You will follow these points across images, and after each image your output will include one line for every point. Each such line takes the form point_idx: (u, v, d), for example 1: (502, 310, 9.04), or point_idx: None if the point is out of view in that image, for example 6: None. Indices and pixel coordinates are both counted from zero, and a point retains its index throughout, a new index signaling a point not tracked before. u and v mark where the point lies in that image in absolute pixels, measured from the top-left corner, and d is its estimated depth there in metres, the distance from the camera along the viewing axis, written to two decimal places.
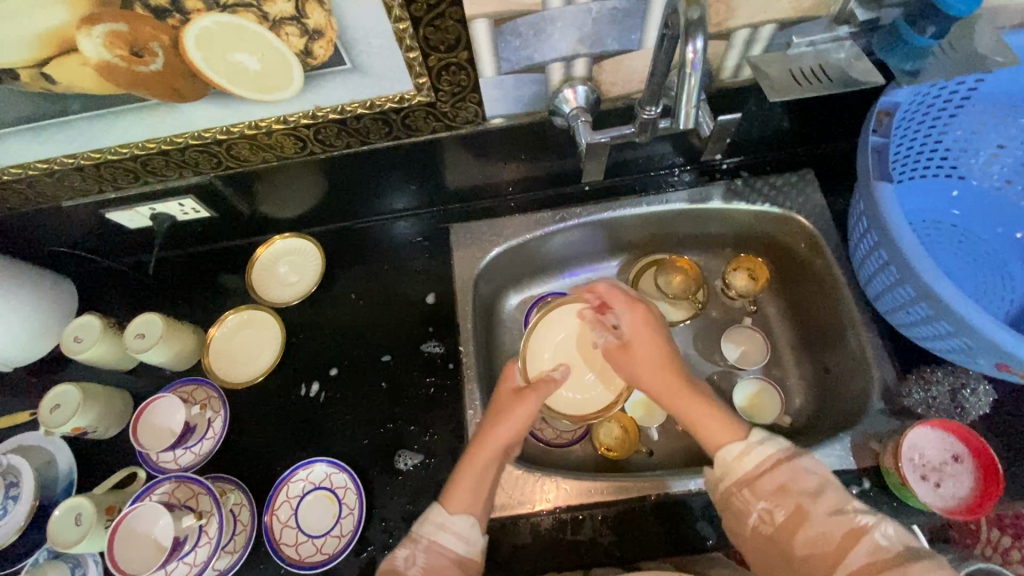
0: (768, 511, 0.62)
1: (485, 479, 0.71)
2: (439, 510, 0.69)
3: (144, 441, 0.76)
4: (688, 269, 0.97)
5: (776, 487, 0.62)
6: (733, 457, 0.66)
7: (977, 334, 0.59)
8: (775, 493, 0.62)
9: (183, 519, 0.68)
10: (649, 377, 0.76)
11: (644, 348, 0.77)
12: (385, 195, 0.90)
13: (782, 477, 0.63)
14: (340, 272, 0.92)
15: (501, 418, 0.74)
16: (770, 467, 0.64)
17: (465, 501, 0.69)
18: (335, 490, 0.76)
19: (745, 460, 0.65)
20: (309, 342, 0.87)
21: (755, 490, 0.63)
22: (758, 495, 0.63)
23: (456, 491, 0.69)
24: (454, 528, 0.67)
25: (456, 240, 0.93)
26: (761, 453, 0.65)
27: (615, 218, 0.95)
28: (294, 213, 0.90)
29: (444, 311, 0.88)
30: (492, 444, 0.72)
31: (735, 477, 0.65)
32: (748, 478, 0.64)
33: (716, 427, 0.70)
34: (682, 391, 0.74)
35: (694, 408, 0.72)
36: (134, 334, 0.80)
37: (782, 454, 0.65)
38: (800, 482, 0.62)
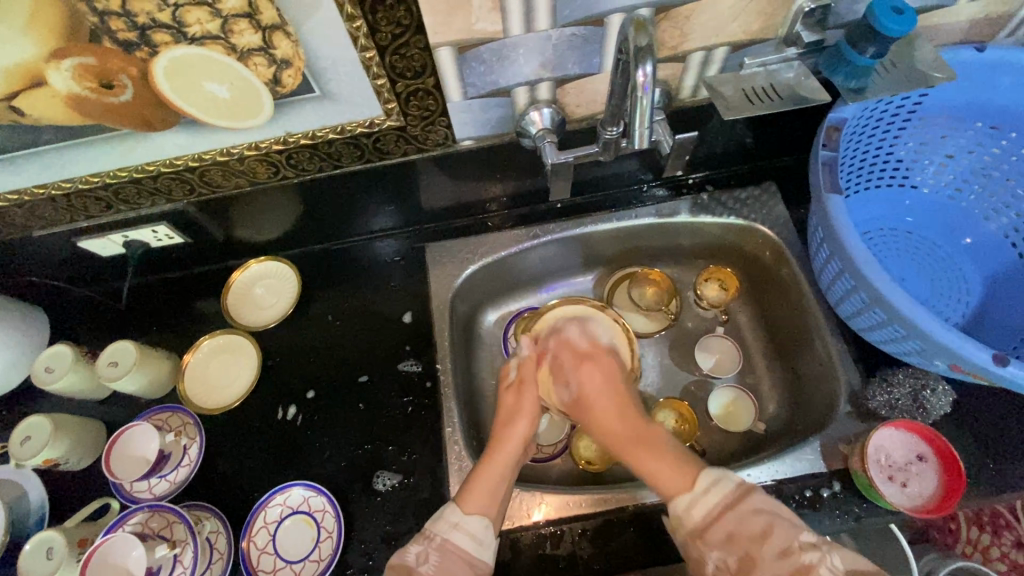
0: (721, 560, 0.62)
1: (500, 482, 0.72)
2: (454, 510, 0.69)
3: (116, 471, 0.75)
4: (660, 281, 1.00)
5: (727, 536, 0.62)
6: (683, 508, 0.65)
7: (928, 337, 0.61)
8: (724, 543, 0.62)
9: (157, 550, 0.67)
10: (600, 400, 0.77)
11: (597, 401, 0.77)
12: (361, 216, 0.91)
13: (738, 520, 0.62)
14: (317, 294, 0.93)
15: (510, 424, 0.78)
16: (721, 515, 0.63)
17: (480, 502, 0.69)
18: (314, 514, 0.75)
19: (694, 511, 0.64)
20: (287, 366, 0.87)
21: (709, 540, 0.63)
22: (718, 533, 0.62)
23: (474, 490, 0.70)
24: (467, 528, 0.67)
25: (432, 260, 0.94)
26: (718, 492, 0.65)
27: (587, 233, 0.97)
28: (270, 237, 0.91)
29: (421, 330, 0.89)
30: (512, 441, 0.76)
31: (689, 528, 0.64)
32: (699, 528, 0.64)
33: (673, 475, 0.67)
34: (634, 440, 0.72)
35: (651, 461, 0.69)
36: (106, 362, 0.80)
37: (734, 490, 0.65)
38: (752, 525, 0.62)
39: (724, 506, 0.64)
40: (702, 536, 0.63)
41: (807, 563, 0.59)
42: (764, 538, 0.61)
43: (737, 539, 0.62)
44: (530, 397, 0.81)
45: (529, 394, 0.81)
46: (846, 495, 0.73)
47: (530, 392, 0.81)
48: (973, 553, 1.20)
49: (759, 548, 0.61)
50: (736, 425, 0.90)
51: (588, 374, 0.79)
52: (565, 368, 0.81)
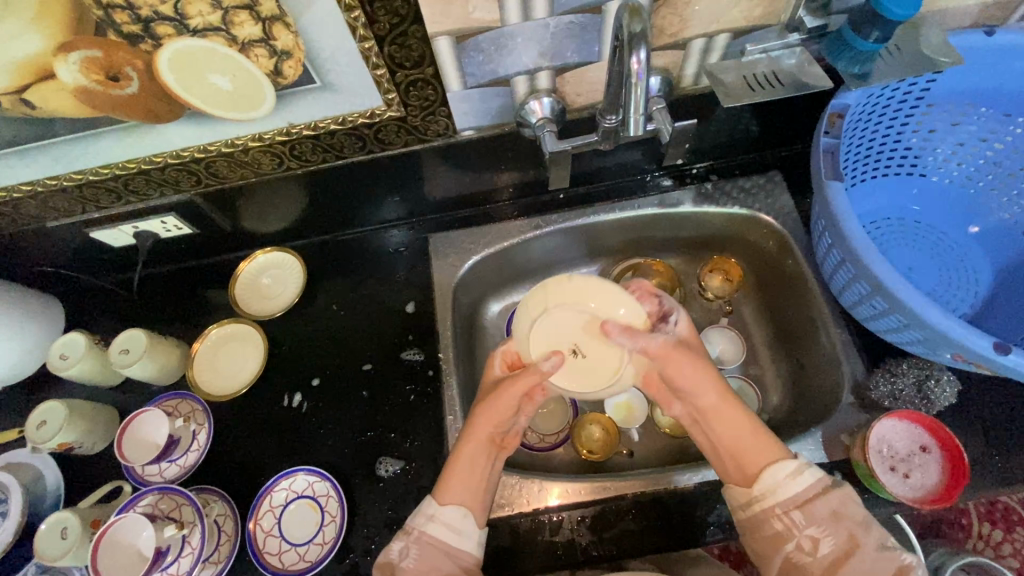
0: (812, 539, 0.62)
1: (475, 476, 0.71)
2: (431, 501, 0.70)
3: (128, 455, 0.77)
4: (664, 271, 0.99)
5: (827, 513, 0.62)
6: (782, 479, 0.65)
7: (930, 327, 0.61)
8: (829, 519, 0.62)
9: (166, 530, 0.69)
10: (703, 391, 0.71)
11: (698, 387, 0.71)
12: (366, 207, 0.92)
13: (833, 502, 0.63)
14: (322, 284, 0.94)
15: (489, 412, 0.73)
16: (816, 495, 0.64)
17: (455, 494, 0.70)
18: (318, 498, 0.77)
19: (795, 483, 0.65)
20: (293, 354, 0.88)
21: (807, 515, 0.63)
22: (809, 519, 0.63)
23: (450, 484, 0.70)
24: (444, 519, 0.68)
25: (435, 250, 0.95)
26: (809, 477, 0.65)
27: (590, 224, 0.97)
28: (276, 227, 0.93)
29: (424, 320, 0.90)
30: (479, 437, 0.72)
31: (781, 501, 0.64)
32: (800, 502, 0.64)
33: (760, 443, 0.68)
34: (721, 412, 0.71)
35: (741, 434, 0.69)
36: (118, 350, 0.82)
37: (828, 483, 0.65)
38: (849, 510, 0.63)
39: (822, 491, 0.64)
40: (788, 514, 0.64)
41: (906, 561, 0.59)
42: (865, 527, 0.62)
43: (840, 519, 0.62)
44: (510, 391, 0.73)
45: (528, 381, 0.74)
46: (847, 485, 0.73)
47: (513, 386, 0.74)
48: (985, 548, 1.18)
49: (863, 533, 0.61)
50: None
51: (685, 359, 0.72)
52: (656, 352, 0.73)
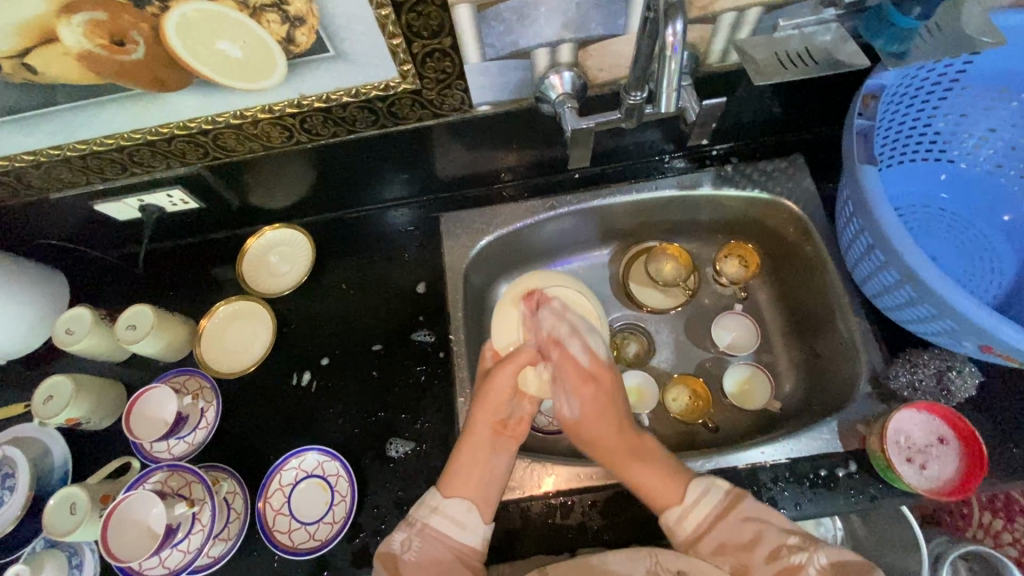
0: (715, 567, 0.65)
1: (478, 470, 0.72)
2: (435, 494, 0.71)
3: (137, 432, 0.77)
4: (679, 256, 0.98)
5: (718, 544, 0.65)
6: (675, 521, 0.67)
7: (958, 317, 0.59)
8: (717, 551, 0.65)
9: (176, 507, 0.68)
10: (598, 429, 0.75)
11: (595, 425, 0.75)
12: (378, 184, 0.90)
13: (723, 533, 0.65)
14: (330, 262, 0.92)
15: (480, 401, 0.75)
16: (711, 525, 0.66)
17: (460, 487, 0.70)
18: (327, 478, 0.76)
19: (685, 525, 0.67)
20: (301, 332, 0.87)
21: (701, 549, 0.66)
22: (711, 546, 0.66)
23: (455, 478, 0.71)
24: (449, 512, 0.69)
25: (446, 230, 0.93)
26: (705, 507, 0.67)
27: (605, 206, 0.95)
28: (284, 204, 0.91)
29: (434, 300, 0.88)
30: (481, 428, 0.73)
31: (682, 538, 0.67)
32: (694, 538, 0.67)
33: (663, 481, 0.70)
34: (632, 458, 0.72)
35: (648, 473, 0.70)
36: (124, 325, 0.81)
37: (721, 509, 0.67)
38: (743, 532, 0.65)
39: (714, 517, 0.66)
40: (694, 544, 0.66)
41: (796, 563, 0.62)
42: (753, 546, 0.64)
43: (728, 548, 0.65)
44: (500, 377, 0.75)
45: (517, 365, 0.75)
46: (862, 475, 0.72)
47: (502, 370, 0.75)
48: (984, 537, 1.19)
49: (750, 556, 0.64)
50: (751, 404, 0.90)
51: (592, 397, 0.76)
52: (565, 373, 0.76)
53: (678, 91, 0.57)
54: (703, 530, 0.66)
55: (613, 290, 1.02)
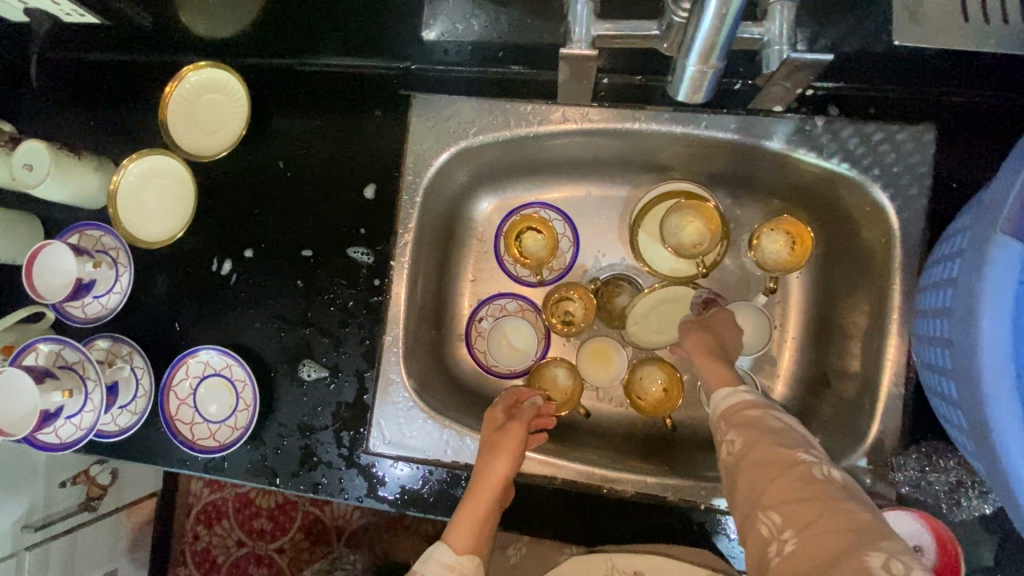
0: (731, 442, 0.55)
1: (484, 522, 0.63)
2: (444, 550, 0.62)
3: (42, 288, 0.70)
4: (711, 217, 0.76)
5: (748, 420, 0.56)
6: (722, 398, 0.61)
7: (1004, 487, 0.42)
8: (742, 432, 0.55)
9: (53, 395, 0.64)
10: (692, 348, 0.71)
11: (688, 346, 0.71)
12: (333, 35, 0.66)
13: (758, 414, 0.56)
14: (271, 126, 0.74)
15: (497, 453, 0.65)
16: (742, 408, 0.58)
17: (471, 542, 0.62)
18: (234, 382, 0.71)
19: (730, 397, 0.60)
20: (226, 211, 0.74)
21: (732, 422, 0.57)
22: (730, 425, 0.57)
23: (461, 529, 0.62)
24: (461, 568, 0.61)
25: (416, 118, 0.71)
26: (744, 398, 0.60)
27: (628, 133, 0.70)
28: (214, 36, 0.68)
29: (384, 210, 0.72)
30: (495, 482, 0.64)
31: (720, 413, 0.59)
32: (727, 414, 0.59)
33: (719, 372, 0.66)
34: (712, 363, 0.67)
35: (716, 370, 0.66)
36: (22, 162, 0.69)
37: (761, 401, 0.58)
38: (771, 420, 0.55)
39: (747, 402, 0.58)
40: (719, 425, 0.58)
41: None
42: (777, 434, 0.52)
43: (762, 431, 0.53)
44: (516, 430, 0.67)
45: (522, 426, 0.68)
46: None
47: (519, 424, 0.68)
48: None
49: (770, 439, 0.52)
50: None
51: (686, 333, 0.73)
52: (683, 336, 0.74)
53: (716, 70, 0.41)
54: (738, 409, 0.58)
55: (618, 235, 0.83)
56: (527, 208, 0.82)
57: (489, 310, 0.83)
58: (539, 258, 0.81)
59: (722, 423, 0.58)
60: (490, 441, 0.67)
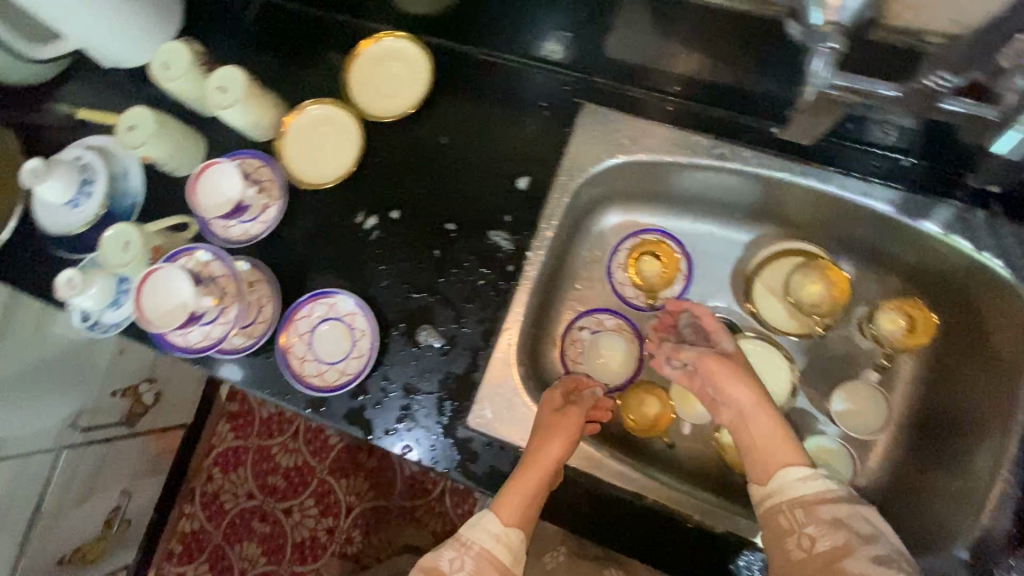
0: (811, 536, 0.54)
1: (535, 497, 0.63)
2: (493, 519, 0.61)
3: (202, 198, 0.74)
4: (837, 285, 0.79)
5: (831, 518, 0.53)
6: (796, 480, 0.57)
7: None
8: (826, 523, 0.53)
9: (204, 299, 0.69)
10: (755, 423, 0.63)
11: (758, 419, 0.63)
12: (528, 34, 0.71)
13: (842, 512, 0.54)
14: (442, 102, 0.78)
15: (552, 434, 0.65)
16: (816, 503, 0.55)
17: (517, 515, 0.62)
18: (353, 330, 0.74)
19: (806, 486, 0.56)
20: (381, 172, 0.78)
21: (810, 515, 0.55)
22: (811, 519, 0.54)
23: (510, 501, 0.62)
24: (509, 541, 0.60)
25: (584, 123, 0.74)
26: (823, 486, 0.56)
27: (780, 182, 0.73)
28: (420, 12, 0.74)
29: (532, 202, 0.74)
30: (547, 460, 0.64)
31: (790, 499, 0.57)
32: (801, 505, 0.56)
33: (777, 444, 0.61)
34: (781, 445, 0.61)
35: (775, 448, 0.60)
36: (215, 86, 0.73)
37: (846, 495, 0.55)
38: (859, 523, 0.53)
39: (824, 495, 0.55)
40: (793, 511, 0.56)
41: None
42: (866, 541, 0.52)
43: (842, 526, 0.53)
44: (574, 416, 0.68)
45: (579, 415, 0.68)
46: None
47: (577, 412, 0.68)
48: None
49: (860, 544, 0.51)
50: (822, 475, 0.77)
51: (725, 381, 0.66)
52: (705, 371, 0.68)
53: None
54: (811, 498, 0.56)
55: (732, 280, 0.85)
56: (652, 233, 0.85)
57: (588, 322, 0.85)
58: (650, 282, 0.85)
59: (789, 509, 0.56)
60: (546, 422, 0.67)
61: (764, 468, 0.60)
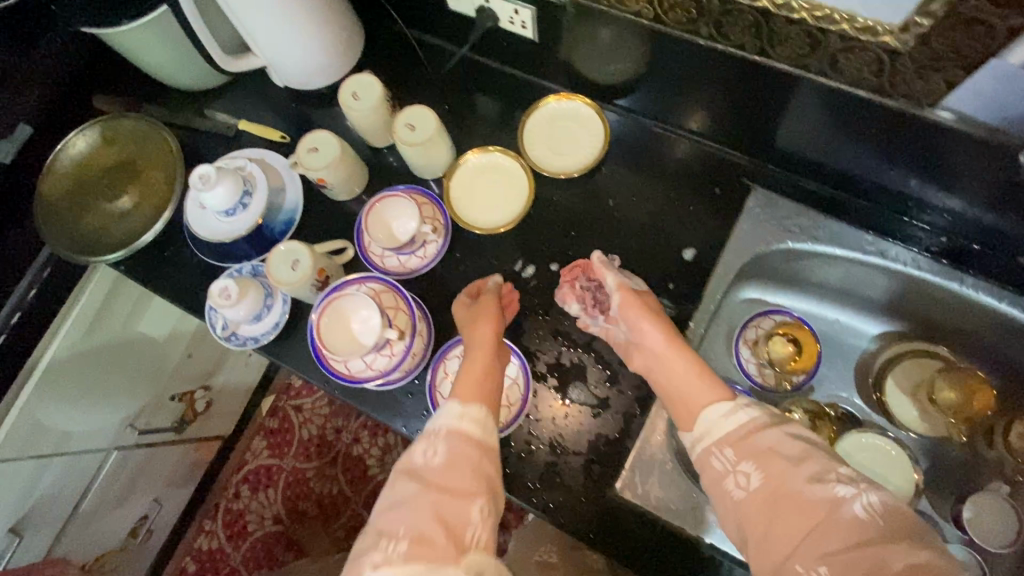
0: (746, 474, 0.52)
1: (490, 439, 0.59)
2: (410, 473, 0.55)
3: (372, 225, 0.77)
4: (980, 401, 0.79)
5: (761, 449, 0.52)
6: (717, 416, 0.56)
7: None
8: (753, 454, 0.52)
9: (386, 333, 0.68)
10: (665, 360, 0.64)
11: (658, 351, 0.65)
12: (714, 117, 0.74)
13: (772, 439, 0.53)
14: (611, 167, 0.80)
15: (478, 354, 0.67)
16: (748, 434, 0.54)
17: (478, 466, 0.56)
18: (504, 377, 0.73)
19: (730, 420, 0.55)
20: (543, 224, 0.79)
21: (738, 450, 0.53)
22: (741, 455, 0.53)
23: (460, 447, 0.57)
24: (472, 515, 0.52)
25: (753, 208, 0.76)
26: (744, 417, 0.55)
27: (937, 289, 0.75)
28: (608, 82, 0.77)
29: (693, 274, 0.76)
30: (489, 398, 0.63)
31: (716, 438, 0.55)
32: (728, 442, 0.54)
33: (708, 389, 0.60)
34: (698, 381, 0.60)
35: (681, 374, 0.62)
36: (403, 123, 0.75)
37: (767, 420, 0.54)
38: (787, 446, 0.51)
39: (756, 425, 0.54)
40: (722, 450, 0.54)
41: None
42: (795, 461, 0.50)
43: (775, 455, 0.51)
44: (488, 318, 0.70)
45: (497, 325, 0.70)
46: None
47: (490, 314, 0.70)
48: None
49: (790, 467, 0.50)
50: None
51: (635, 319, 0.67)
52: (626, 318, 0.67)
53: None
54: (747, 432, 0.54)
55: (854, 375, 0.89)
56: (784, 315, 0.88)
57: None
58: (779, 363, 0.85)
59: (729, 449, 0.54)
60: (477, 354, 0.67)
61: (686, 409, 0.60)
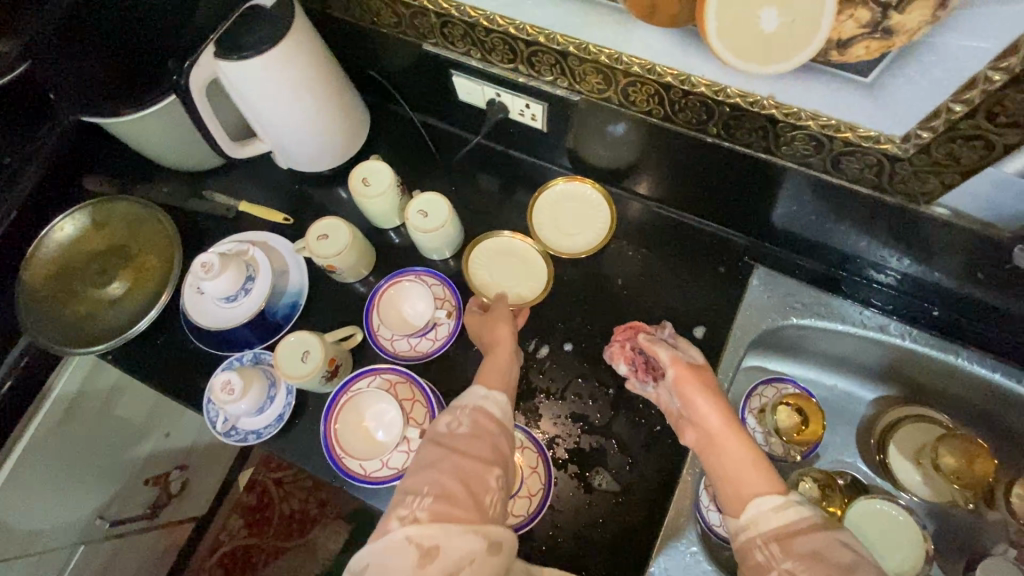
0: (789, 572, 0.48)
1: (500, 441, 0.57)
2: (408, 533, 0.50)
3: (382, 310, 0.77)
4: (979, 461, 0.80)
5: (808, 551, 0.48)
6: (767, 509, 0.53)
7: None
8: (803, 555, 0.48)
9: (409, 432, 0.69)
10: (722, 438, 0.60)
11: (713, 423, 0.61)
12: (716, 201, 0.77)
13: (819, 543, 0.48)
14: (618, 247, 0.83)
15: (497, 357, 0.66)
16: (799, 532, 0.50)
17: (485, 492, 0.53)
18: (524, 466, 0.71)
19: (780, 515, 0.52)
20: (555, 304, 0.80)
21: (785, 548, 0.49)
22: (788, 553, 0.49)
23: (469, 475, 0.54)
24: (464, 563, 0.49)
25: (755, 285, 0.81)
26: (796, 515, 0.51)
27: (933, 360, 0.78)
28: (613, 167, 0.81)
29: (704, 352, 0.77)
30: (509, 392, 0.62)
31: (762, 531, 0.52)
32: (778, 536, 0.50)
33: (757, 472, 0.56)
34: (750, 466, 0.57)
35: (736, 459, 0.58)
36: (416, 210, 0.75)
37: (821, 521, 0.50)
38: (837, 553, 0.47)
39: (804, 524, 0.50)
40: (766, 545, 0.50)
41: None
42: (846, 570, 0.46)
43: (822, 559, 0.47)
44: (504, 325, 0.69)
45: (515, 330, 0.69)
46: None
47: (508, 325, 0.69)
48: None
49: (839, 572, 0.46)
50: None
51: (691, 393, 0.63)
52: (681, 390, 0.64)
53: None
54: (789, 531, 0.50)
55: (857, 439, 0.91)
56: (787, 383, 0.89)
57: None
58: (787, 432, 0.86)
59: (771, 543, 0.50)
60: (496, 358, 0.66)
61: (734, 493, 0.56)
